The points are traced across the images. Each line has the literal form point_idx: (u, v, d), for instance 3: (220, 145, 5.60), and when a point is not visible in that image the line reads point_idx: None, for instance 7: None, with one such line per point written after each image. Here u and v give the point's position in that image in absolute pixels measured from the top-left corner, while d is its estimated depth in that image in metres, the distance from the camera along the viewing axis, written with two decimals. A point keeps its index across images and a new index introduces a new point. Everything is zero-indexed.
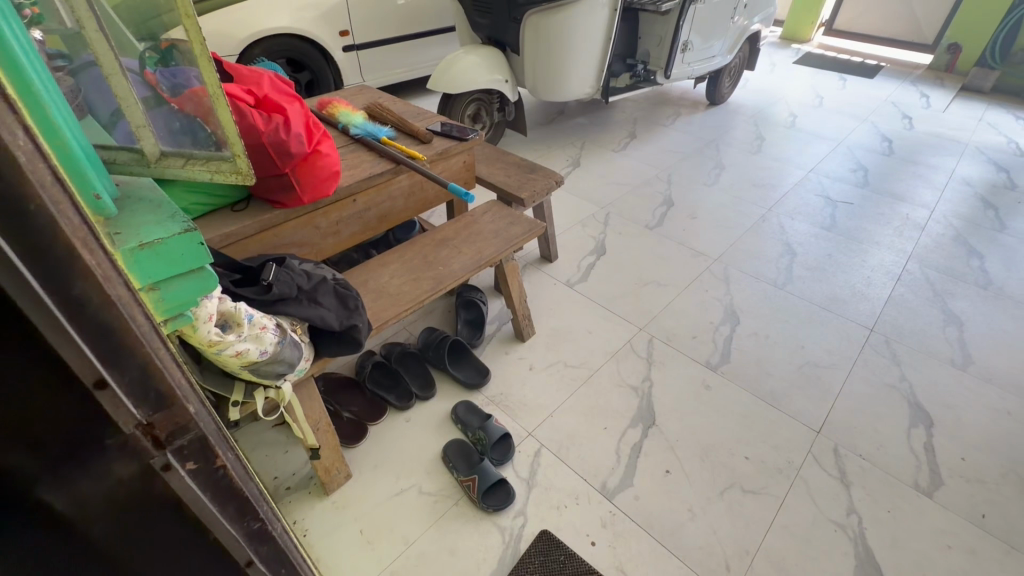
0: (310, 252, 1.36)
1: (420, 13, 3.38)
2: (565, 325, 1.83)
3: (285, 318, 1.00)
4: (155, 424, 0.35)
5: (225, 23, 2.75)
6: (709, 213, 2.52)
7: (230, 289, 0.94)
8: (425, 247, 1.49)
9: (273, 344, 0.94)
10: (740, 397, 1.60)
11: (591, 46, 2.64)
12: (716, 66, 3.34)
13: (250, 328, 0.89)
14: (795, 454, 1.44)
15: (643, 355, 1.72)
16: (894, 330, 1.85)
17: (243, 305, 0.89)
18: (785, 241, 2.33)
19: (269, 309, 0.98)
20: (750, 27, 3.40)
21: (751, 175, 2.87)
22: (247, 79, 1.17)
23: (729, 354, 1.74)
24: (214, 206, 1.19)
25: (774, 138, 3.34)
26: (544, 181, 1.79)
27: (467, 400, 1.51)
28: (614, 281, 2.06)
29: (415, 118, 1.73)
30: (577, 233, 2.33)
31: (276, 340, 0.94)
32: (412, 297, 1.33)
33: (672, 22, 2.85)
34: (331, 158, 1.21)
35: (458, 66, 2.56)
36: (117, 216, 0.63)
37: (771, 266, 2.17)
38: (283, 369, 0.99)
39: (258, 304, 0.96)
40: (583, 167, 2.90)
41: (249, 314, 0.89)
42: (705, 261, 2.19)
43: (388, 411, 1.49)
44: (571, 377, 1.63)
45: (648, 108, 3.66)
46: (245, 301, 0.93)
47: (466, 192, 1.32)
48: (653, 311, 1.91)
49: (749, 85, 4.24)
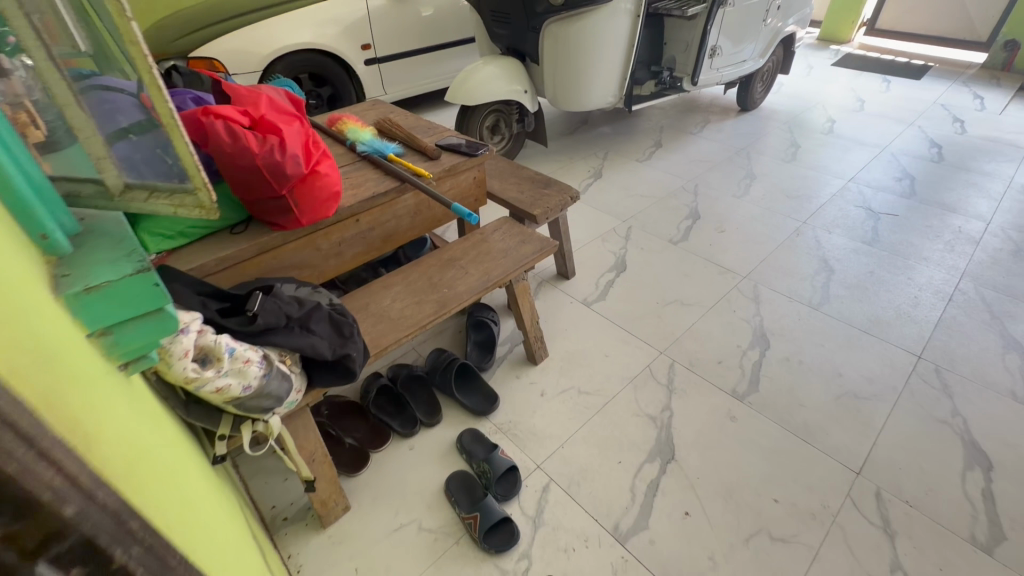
0: (312, 274, 1.32)
1: (441, 25, 3.36)
2: (581, 348, 1.74)
3: (274, 348, 0.96)
4: (20, 535, 0.29)
5: (250, 40, 2.80)
6: (739, 226, 2.39)
7: (215, 319, 0.90)
8: (430, 267, 1.44)
9: (258, 377, 0.89)
10: (769, 430, 1.47)
11: (612, 53, 2.55)
12: (747, 71, 3.20)
13: (231, 363, 0.85)
14: (830, 496, 1.30)
15: (663, 382, 1.61)
16: (945, 357, 1.68)
17: (224, 338, 0.85)
18: (822, 256, 2.18)
19: (257, 340, 0.93)
20: (784, 29, 3.24)
21: (785, 186, 2.71)
22: (244, 98, 1.13)
23: (758, 382, 1.61)
24: (213, 230, 1.17)
25: (810, 145, 3.17)
26: (558, 197, 1.72)
27: (473, 429, 1.45)
28: (635, 300, 1.96)
29: (425, 133, 1.69)
30: (595, 249, 2.23)
31: (261, 374, 0.90)
32: (414, 321, 1.27)
33: (699, 26, 2.73)
34: (330, 178, 1.19)
35: (475, 78, 2.52)
36: (72, 254, 0.58)
37: (805, 284, 2.02)
38: (270, 404, 0.94)
39: (245, 336, 0.92)
40: (605, 179, 2.80)
41: (230, 348, 0.85)
42: (732, 278, 2.06)
43: (391, 438, 1.44)
44: (584, 406, 1.54)
45: (676, 115, 3.54)
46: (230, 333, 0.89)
47: (469, 212, 1.26)
48: (675, 334, 1.80)
49: (783, 89, 4.05)
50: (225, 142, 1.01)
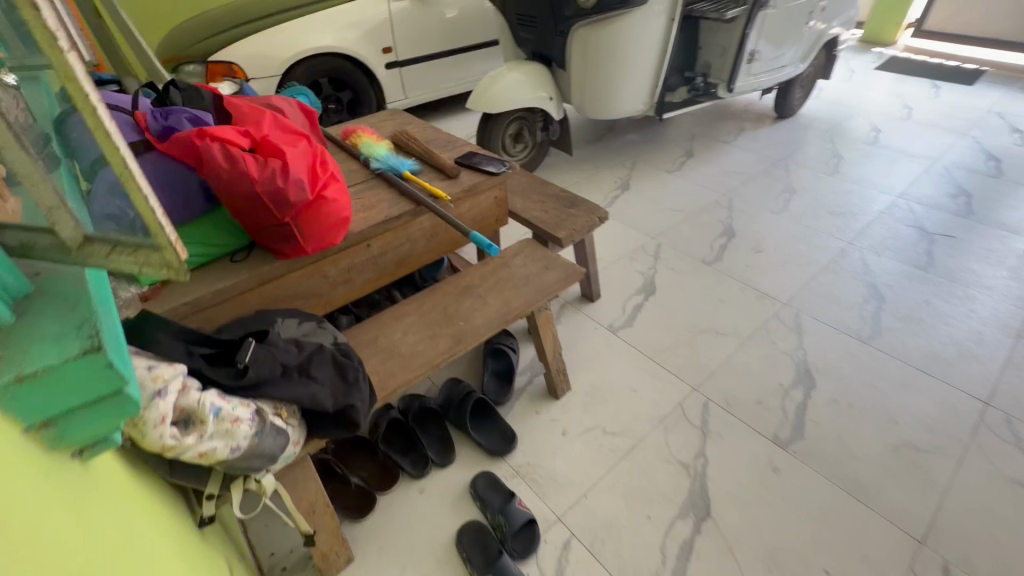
0: (319, 303, 1.22)
1: (464, 27, 3.26)
2: (607, 381, 1.61)
3: (268, 401, 0.86)
4: None
5: (270, 44, 2.74)
6: (778, 245, 2.22)
7: (203, 372, 0.80)
8: (446, 296, 1.33)
9: (250, 435, 0.79)
10: (817, 485, 1.32)
11: (644, 58, 2.40)
12: (786, 76, 3.01)
13: (217, 425, 0.75)
14: (888, 569, 1.16)
15: (696, 424, 1.47)
16: (1016, 404, 1.51)
17: (209, 397, 0.75)
18: (870, 282, 2.00)
19: (249, 393, 0.83)
20: (827, 32, 3.04)
21: (827, 201, 2.53)
22: (247, 116, 1.03)
23: (803, 427, 1.46)
24: (212, 258, 1.08)
25: (854, 156, 2.96)
26: (585, 218, 1.59)
27: (488, 472, 1.34)
28: (665, 327, 1.82)
29: (444, 148, 1.58)
30: (622, 269, 2.10)
31: (252, 433, 0.80)
32: (427, 359, 1.16)
33: (738, 30, 2.56)
34: (338, 203, 1.08)
35: (499, 85, 2.40)
36: (13, 323, 0.48)
37: (853, 313, 1.85)
38: (262, 463, 0.84)
39: (235, 390, 0.82)
40: (633, 191, 2.66)
41: (216, 408, 0.75)
42: (772, 305, 1.90)
43: (400, 480, 1.34)
44: (610, 449, 1.41)
45: (708, 121, 3.36)
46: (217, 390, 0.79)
47: (489, 242, 1.13)
48: (710, 368, 1.65)
49: (822, 95, 3.83)
50: (222, 167, 0.91)
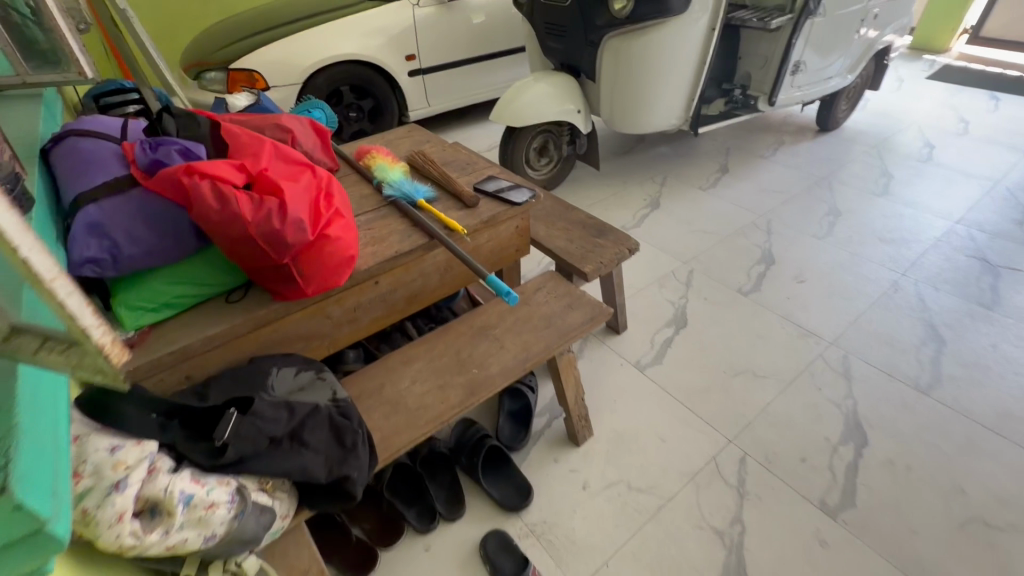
0: (322, 345, 1.13)
1: (490, 33, 3.15)
2: (632, 427, 1.48)
3: (252, 477, 0.77)
4: None
5: (292, 51, 2.68)
6: (822, 275, 2.04)
7: (177, 449, 0.70)
8: (459, 337, 1.21)
9: (227, 521, 0.70)
10: (870, 565, 1.17)
11: (680, 70, 2.25)
12: (832, 88, 2.81)
13: (188, 514, 0.66)
14: None
15: (732, 482, 1.33)
16: None
17: (178, 482, 0.66)
18: (928, 321, 1.81)
19: (231, 470, 0.73)
20: (879, 40, 2.83)
21: (876, 226, 2.33)
22: (244, 146, 0.94)
23: (853, 493, 1.31)
24: (207, 299, 0.99)
25: (905, 174, 2.75)
26: (613, 249, 1.46)
27: (501, 530, 1.24)
28: (697, 366, 1.67)
29: (462, 171, 1.47)
30: (651, 297, 1.95)
31: (230, 518, 0.70)
32: (435, 414, 1.05)
33: (782, 40, 2.39)
34: (342, 242, 0.98)
35: (524, 97, 2.28)
36: None
37: (909, 357, 1.67)
38: (243, 547, 0.74)
39: (212, 470, 0.72)
40: (663, 209, 2.50)
41: (186, 496, 0.66)
42: (816, 344, 1.74)
43: (405, 534, 1.24)
44: (635, 508, 1.29)
45: (744, 133, 3.17)
46: (192, 472, 0.69)
47: (507, 287, 0.98)
48: (747, 416, 1.50)
49: (868, 106, 3.59)
50: (212, 209, 0.82)
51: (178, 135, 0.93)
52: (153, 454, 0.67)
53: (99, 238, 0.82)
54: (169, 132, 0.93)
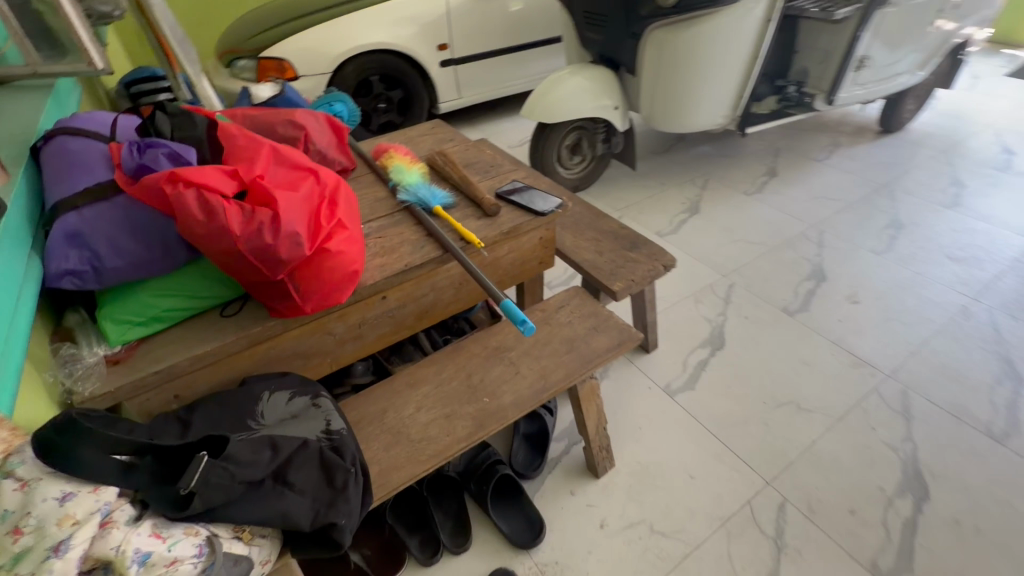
0: (324, 362, 1.05)
1: (527, 22, 3.00)
2: (658, 460, 1.35)
3: (226, 524, 0.69)
4: None
5: (322, 39, 2.61)
6: (880, 296, 1.84)
7: (142, 495, 0.63)
8: (471, 359, 1.12)
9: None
10: None
11: (729, 65, 2.07)
12: (900, 86, 2.55)
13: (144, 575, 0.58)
14: None
15: (768, 532, 1.20)
16: None
17: (135, 538, 0.59)
18: (1004, 356, 1.61)
19: (202, 519, 0.66)
20: (957, 33, 2.54)
21: (944, 242, 2.10)
22: (241, 149, 0.86)
23: (910, 556, 1.15)
24: (200, 311, 0.92)
25: (979, 184, 2.47)
26: (646, 265, 1.32)
27: (508, 569, 1.14)
28: (734, 394, 1.52)
29: (485, 173, 1.36)
30: (685, 313, 1.80)
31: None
32: (440, 447, 0.96)
33: (847, 32, 2.17)
34: (344, 256, 0.89)
35: (558, 92, 2.15)
36: None
37: (980, 398, 1.48)
38: None
39: (181, 520, 0.64)
40: (703, 215, 2.33)
41: (142, 554, 0.58)
42: (871, 375, 1.56)
43: (406, 564, 1.16)
44: (657, 555, 1.17)
45: (796, 133, 2.94)
46: (156, 522, 0.62)
47: (523, 315, 0.87)
48: (789, 456, 1.35)
49: (938, 105, 3.27)
50: (197, 221, 0.74)
51: (172, 135, 0.86)
52: (109, 502, 0.59)
53: (79, 248, 0.75)
54: (162, 132, 0.85)
